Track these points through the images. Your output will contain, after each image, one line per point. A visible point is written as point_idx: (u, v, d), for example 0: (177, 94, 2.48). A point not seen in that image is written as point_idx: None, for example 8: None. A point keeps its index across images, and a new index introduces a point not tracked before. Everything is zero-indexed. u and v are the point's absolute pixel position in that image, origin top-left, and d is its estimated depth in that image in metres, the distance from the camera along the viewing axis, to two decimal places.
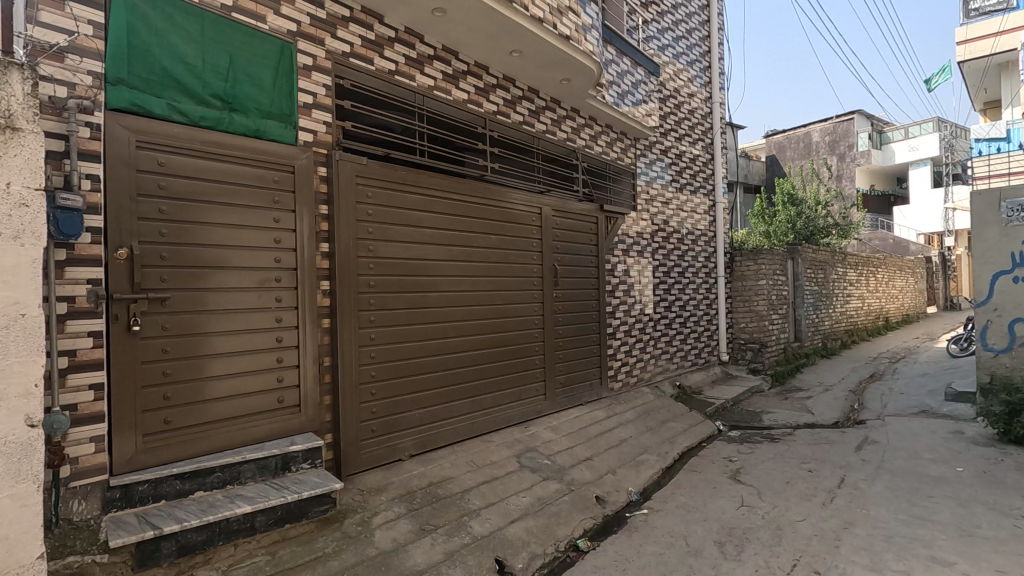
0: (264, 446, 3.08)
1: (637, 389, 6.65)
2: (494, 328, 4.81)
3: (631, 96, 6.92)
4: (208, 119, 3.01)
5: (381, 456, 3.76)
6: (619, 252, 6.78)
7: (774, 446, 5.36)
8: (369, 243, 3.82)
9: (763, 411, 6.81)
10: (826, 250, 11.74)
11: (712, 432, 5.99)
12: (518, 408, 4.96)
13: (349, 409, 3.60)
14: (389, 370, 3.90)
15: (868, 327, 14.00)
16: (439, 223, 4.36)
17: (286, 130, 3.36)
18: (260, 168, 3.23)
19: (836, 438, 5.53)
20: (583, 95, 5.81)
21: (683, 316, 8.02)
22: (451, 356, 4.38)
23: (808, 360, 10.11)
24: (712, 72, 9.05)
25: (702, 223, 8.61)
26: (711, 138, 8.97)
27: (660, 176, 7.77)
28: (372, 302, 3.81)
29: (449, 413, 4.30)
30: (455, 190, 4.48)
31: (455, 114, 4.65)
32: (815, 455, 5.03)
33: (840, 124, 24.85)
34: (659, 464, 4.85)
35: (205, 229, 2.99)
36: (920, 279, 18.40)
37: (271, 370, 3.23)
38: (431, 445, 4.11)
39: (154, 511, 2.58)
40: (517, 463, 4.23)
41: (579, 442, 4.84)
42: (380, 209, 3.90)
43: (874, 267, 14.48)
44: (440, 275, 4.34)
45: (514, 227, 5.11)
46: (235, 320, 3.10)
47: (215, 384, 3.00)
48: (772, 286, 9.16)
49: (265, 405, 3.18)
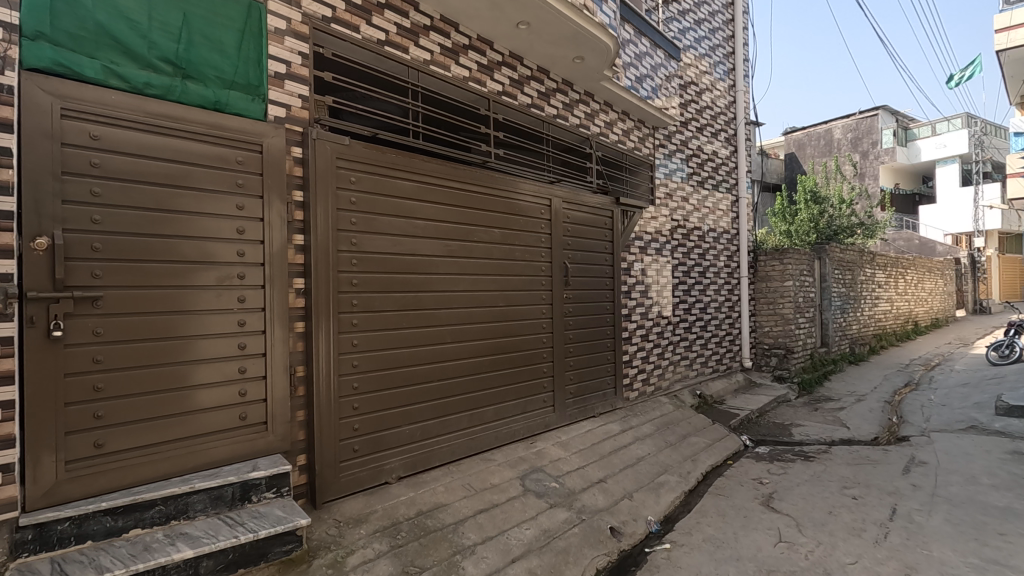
0: (222, 472, 2.62)
1: (655, 398, 6.12)
2: (497, 333, 4.32)
3: (649, 81, 6.42)
4: (156, 87, 2.55)
5: (365, 479, 3.30)
6: (635, 250, 6.25)
7: (809, 466, 4.80)
8: (352, 235, 3.33)
9: (793, 424, 6.24)
10: (854, 250, 11.09)
11: (738, 448, 5.46)
12: (523, 422, 4.47)
13: (327, 428, 3.13)
14: (374, 381, 3.42)
15: (897, 331, 13.29)
16: (435, 213, 3.86)
17: (253, 103, 2.90)
18: (221, 146, 2.77)
19: (879, 458, 4.95)
20: (598, 76, 5.29)
21: (704, 319, 7.47)
22: (447, 363, 3.89)
23: (837, 366, 9.47)
24: (736, 59, 8.46)
25: (724, 220, 8.04)
26: (733, 129, 8.41)
27: (680, 170, 7.21)
28: (355, 303, 3.33)
29: (444, 429, 3.82)
30: (453, 178, 3.98)
31: (453, 93, 4.15)
32: (857, 478, 4.46)
33: (864, 120, 23.93)
34: (682, 488, 4.31)
35: (150, 215, 2.53)
36: (949, 282, 17.59)
37: (231, 382, 2.77)
38: (423, 466, 3.63)
39: (75, 556, 2.13)
40: (520, 486, 3.73)
41: (591, 461, 4.33)
42: (366, 197, 3.41)
43: (902, 268, 13.78)
44: (435, 273, 3.85)
45: (520, 220, 4.60)
46: (189, 322, 2.64)
47: (162, 398, 2.54)
48: (798, 288, 8.58)
49: (223, 423, 2.72)
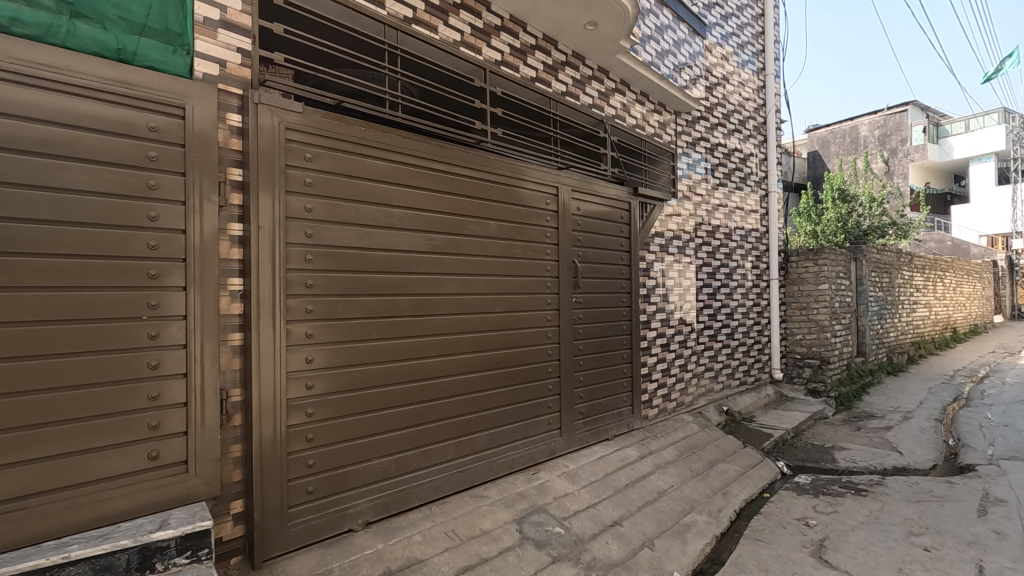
0: (116, 533, 1.99)
1: (678, 416, 5.41)
2: (492, 345, 3.66)
3: (670, 57, 5.76)
4: (29, 25, 1.95)
5: (321, 528, 2.66)
6: (655, 249, 5.54)
7: (863, 503, 4.05)
8: (307, 225, 2.69)
9: (835, 447, 5.48)
10: (891, 251, 10.24)
11: (774, 476, 4.73)
12: (523, 450, 3.80)
13: (271, 466, 2.50)
14: (336, 406, 2.77)
15: (935, 339, 12.37)
16: (416, 201, 3.21)
17: (173, 54, 2.28)
18: (127, 108, 2.15)
19: (946, 494, 4.19)
20: (613, 49, 4.61)
21: (731, 326, 6.75)
22: (429, 382, 3.24)
23: (875, 378, 8.65)
24: (766, 40, 7.73)
25: (752, 217, 7.30)
26: (762, 117, 7.67)
27: (704, 162, 6.49)
28: (310, 310, 2.69)
29: (425, 461, 3.16)
30: (438, 159, 3.33)
31: (442, 60, 3.51)
32: (924, 522, 3.71)
33: (893, 116, 22.88)
34: (713, 531, 3.60)
35: (18, 193, 1.90)
36: (987, 286, 16.47)
37: (137, 411, 2.14)
38: (398, 507, 2.99)
39: None
40: (516, 533, 3.06)
41: (603, 497, 3.64)
42: (326, 178, 2.77)
43: (941, 271, 12.88)
44: (415, 272, 3.20)
45: (520, 212, 3.93)
46: (76, 336, 2.01)
47: (35, 436, 1.92)
48: (834, 291, 7.80)
49: (124, 466, 2.09)
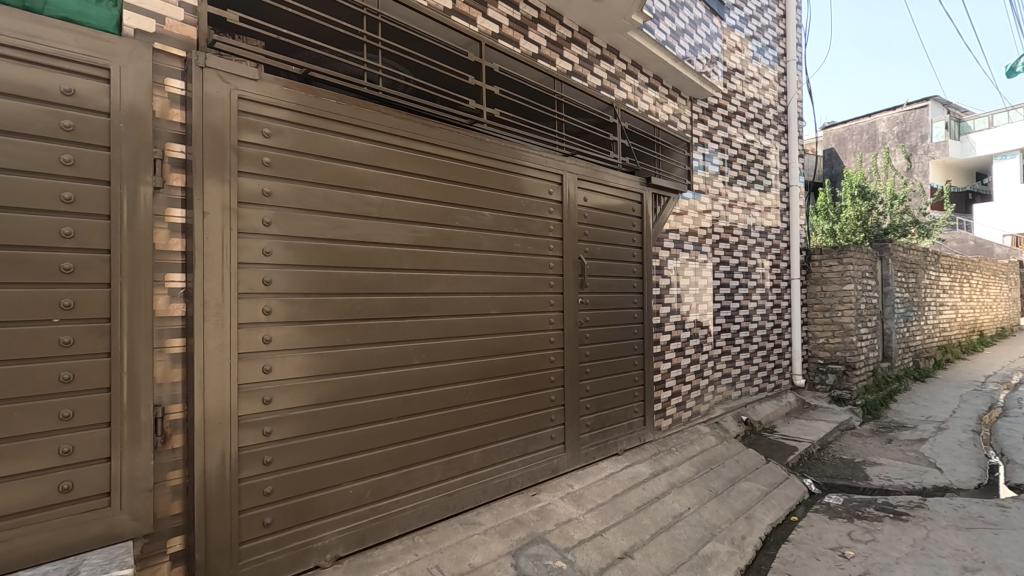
0: None
1: (693, 428, 4.98)
2: (487, 351, 3.26)
3: (685, 37, 5.34)
4: None
5: (282, 566, 2.28)
6: (669, 245, 5.11)
7: (905, 530, 3.60)
8: (265, 212, 2.30)
9: (866, 462, 5.01)
10: (917, 250, 9.72)
11: (802, 496, 4.28)
12: (522, 468, 3.39)
13: (218, 497, 2.11)
14: (299, 424, 2.38)
15: (961, 343, 11.78)
16: (398, 186, 2.82)
17: (96, 5, 1.92)
18: (35, 67, 1.79)
19: (1000, 520, 3.71)
20: (624, 24, 4.19)
21: (750, 329, 6.30)
22: (413, 393, 2.84)
23: (902, 385, 8.14)
24: (787, 24, 7.28)
25: (772, 214, 6.84)
26: (783, 106, 7.20)
27: (722, 153, 6.04)
28: (269, 311, 2.30)
29: (408, 484, 2.77)
30: (425, 139, 2.94)
31: (431, 29, 3.12)
32: (978, 554, 3.26)
33: (912, 112, 22.19)
34: (736, 564, 3.17)
35: None
36: (1013, 287, 15.78)
37: (45, 434, 1.77)
38: (376, 538, 2.60)
39: None
40: (511, 569, 2.66)
41: (611, 524, 3.23)
42: (288, 157, 2.38)
43: (967, 272, 12.30)
44: (397, 270, 2.81)
45: (520, 202, 3.52)
46: None
47: None
48: (860, 292, 7.31)
49: (28, 501, 1.73)
